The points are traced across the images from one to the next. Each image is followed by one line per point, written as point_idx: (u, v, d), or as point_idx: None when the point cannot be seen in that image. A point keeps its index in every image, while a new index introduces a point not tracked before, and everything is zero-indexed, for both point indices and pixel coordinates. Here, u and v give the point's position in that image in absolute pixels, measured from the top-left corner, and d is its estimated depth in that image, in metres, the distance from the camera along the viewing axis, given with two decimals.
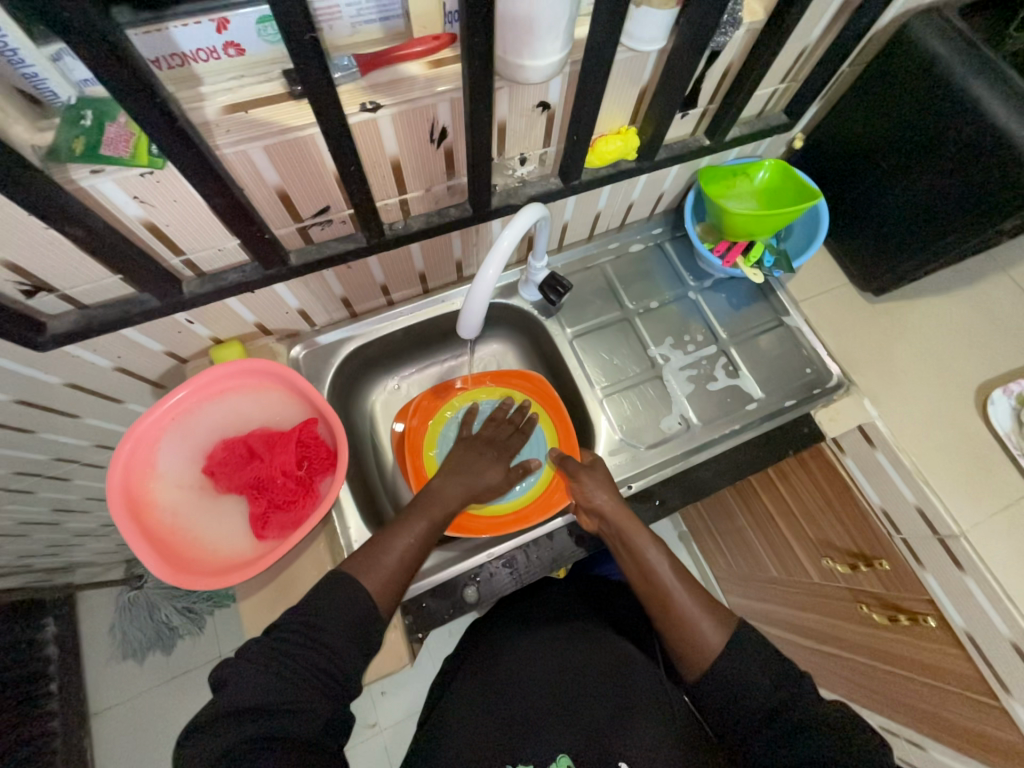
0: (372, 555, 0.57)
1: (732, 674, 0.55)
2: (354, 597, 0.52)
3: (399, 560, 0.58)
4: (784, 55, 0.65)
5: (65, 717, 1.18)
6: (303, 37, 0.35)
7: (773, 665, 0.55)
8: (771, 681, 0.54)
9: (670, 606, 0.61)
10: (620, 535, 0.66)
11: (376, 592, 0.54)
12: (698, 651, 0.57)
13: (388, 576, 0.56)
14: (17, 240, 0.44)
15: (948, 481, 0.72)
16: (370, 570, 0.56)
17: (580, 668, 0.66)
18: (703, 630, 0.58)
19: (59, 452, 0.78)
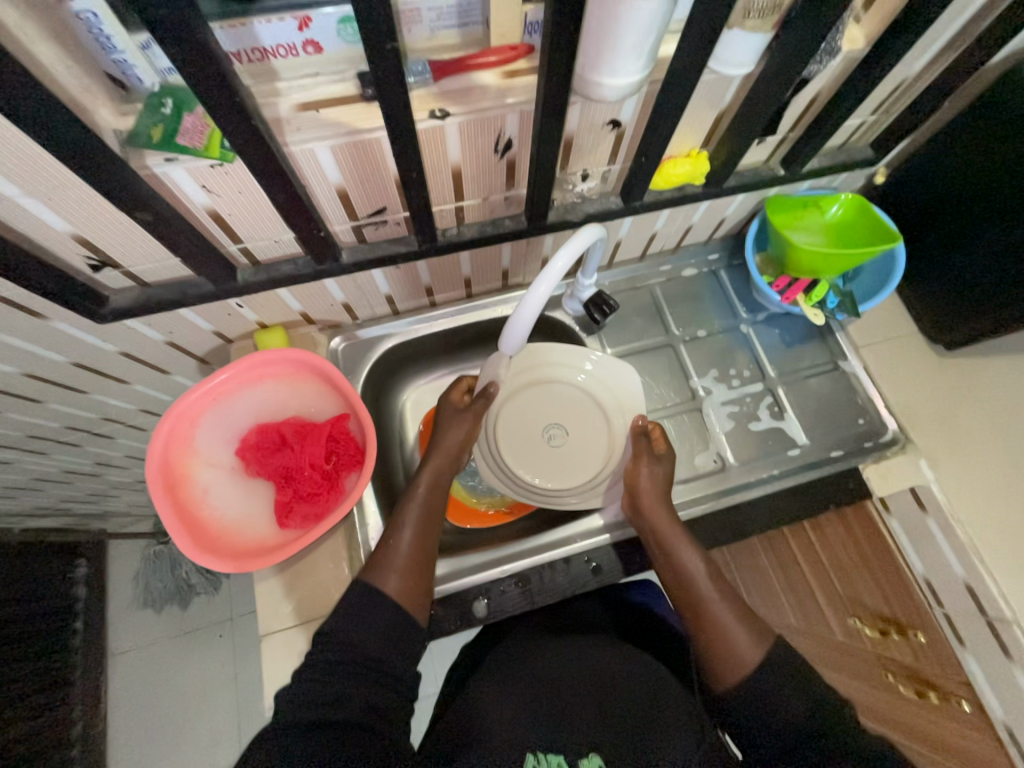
0: (387, 561, 0.58)
1: (766, 695, 0.53)
2: (378, 600, 0.54)
3: (410, 564, 0.59)
4: (880, 87, 0.60)
5: (85, 653, 1.25)
6: (384, 47, 0.35)
7: (810, 690, 0.52)
8: (807, 708, 0.51)
9: (705, 617, 0.60)
10: (655, 534, 0.66)
11: (399, 594, 0.56)
12: (730, 663, 0.56)
13: (403, 579, 0.57)
14: (90, 218, 0.46)
15: (1004, 561, 0.68)
16: (385, 574, 0.57)
17: (611, 677, 0.64)
18: (737, 643, 0.56)
19: (106, 412, 0.82)
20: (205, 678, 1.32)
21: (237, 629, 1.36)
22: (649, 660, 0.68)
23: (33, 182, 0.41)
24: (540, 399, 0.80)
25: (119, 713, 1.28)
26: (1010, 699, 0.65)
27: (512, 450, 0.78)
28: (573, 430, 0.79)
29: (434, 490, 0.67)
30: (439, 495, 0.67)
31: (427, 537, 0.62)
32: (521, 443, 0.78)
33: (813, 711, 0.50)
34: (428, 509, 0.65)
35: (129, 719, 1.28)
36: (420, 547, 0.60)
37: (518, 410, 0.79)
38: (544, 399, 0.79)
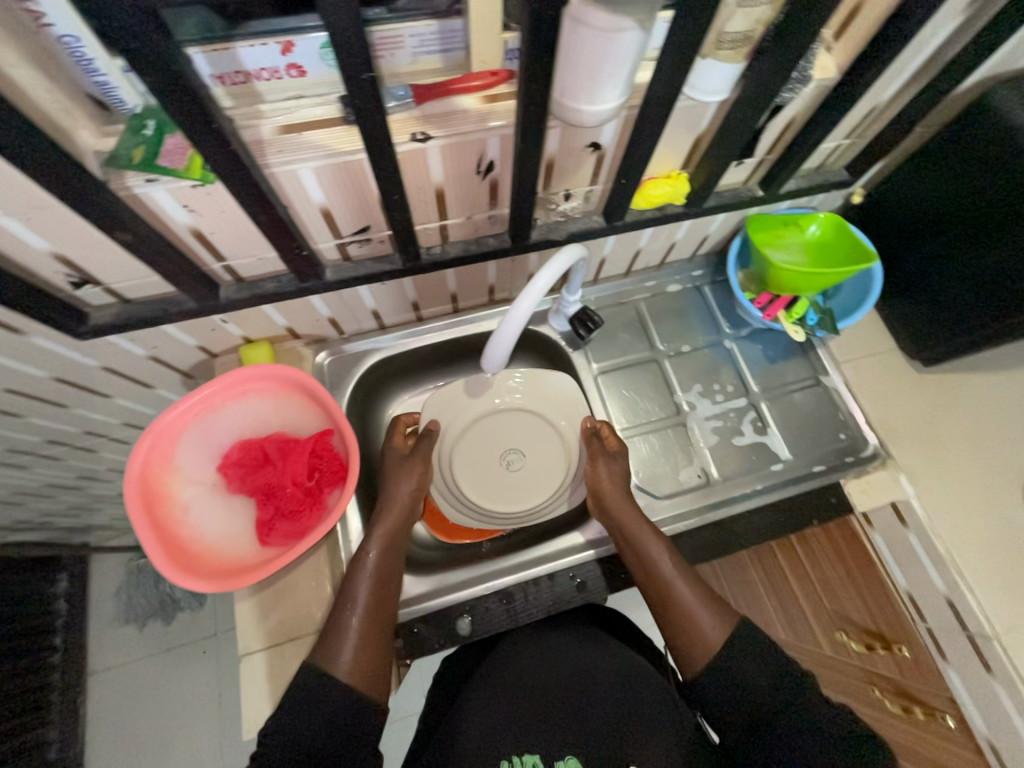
0: (335, 637, 0.55)
1: (733, 672, 0.55)
2: (327, 690, 0.52)
3: (364, 635, 0.56)
4: (853, 112, 0.62)
5: (64, 671, 1.23)
6: (361, 75, 0.35)
7: (774, 664, 0.54)
8: (771, 682, 0.53)
9: (672, 606, 0.60)
10: (620, 528, 0.66)
11: (349, 678, 0.53)
12: (698, 648, 0.57)
13: (357, 654, 0.55)
14: (68, 237, 0.46)
15: (984, 576, 0.69)
16: (334, 656, 0.54)
17: (584, 674, 0.64)
18: (704, 628, 0.58)
19: (88, 426, 0.81)
20: (188, 697, 1.29)
21: (221, 646, 1.34)
22: (623, 646, 0.69)
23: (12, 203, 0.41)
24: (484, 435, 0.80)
25: (97, 734, 1.25)
26: (990, 711, 0.65)
27: (474, 488, 0.78)
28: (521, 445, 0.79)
29: (389, 550, 0.64)
30: (396, 550, 0.64)
31: (382, 601, 0.59)
32: (485, 475, 0.78)
33: (776, 685, 0.53)
34: (382, 573, 0.61)
35: (108, 740, 1.25)
36: (373, 621, 0.58)
37: (465, 451, 0.79)
38: (489, 430, 0.80)
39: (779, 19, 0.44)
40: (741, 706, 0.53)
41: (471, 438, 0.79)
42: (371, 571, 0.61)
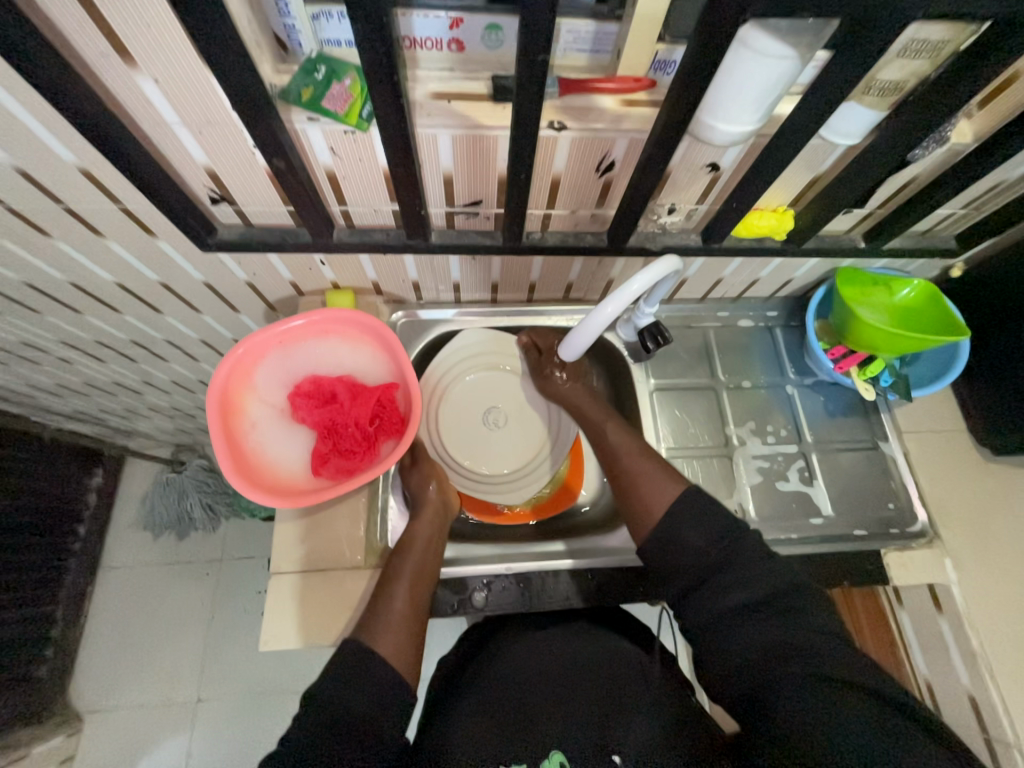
0: (381, 618, 0.57)
1: (672, 534, 0.58)
2: (367, 664, 0.52)
3: (401, 620, 0.58)
4: (978, 183, 0.61)
5: (80, 559, 1.30)
6: (536, 56, 0.38)
7: (713, 530, 0.57)
8: (705, 548, 0.56)
9: (623, 475, 0.65)
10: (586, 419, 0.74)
11: (390, 655, 0.54)
12: (642, 512, 0.61)
13: (396, 638, 0.56)
14: (225, 155, 0.51)
15: (1013, 680, 0.67)
16: (377, 636, 0.56)
17: (570, 665, 0.64)
18: (649, 492, 0.62)
19: (168, 334, 0.87)
20: (184, 612, 1.35)
21: (224, 571, 1.39)
22: (614, 639, 0.69)
23: (192, 114, 0.46)
24: (463, 421, 0.81)
25: (96, 625, 1.32)
26: None
27: (479, 462, 0.80)
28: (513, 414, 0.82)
29: (428, 543, 0.65)
30: (434, 544, 0.66)
31: (419, 590, 0.60)
32: (482, 442, 0.80)
33: (710, 545, 0.56)
34: (420, 564, 0.63)
35: (105, 634, 1.32)
36: (412, 606, 0.59)
37: (455, 412, 0.81)
38: (482, 394, 0.81)
39: (935, 76, 0.44)
40: (682, 570, 0.56)
41: (465, 401, 0.81)
42: (411, 560, 0.63)
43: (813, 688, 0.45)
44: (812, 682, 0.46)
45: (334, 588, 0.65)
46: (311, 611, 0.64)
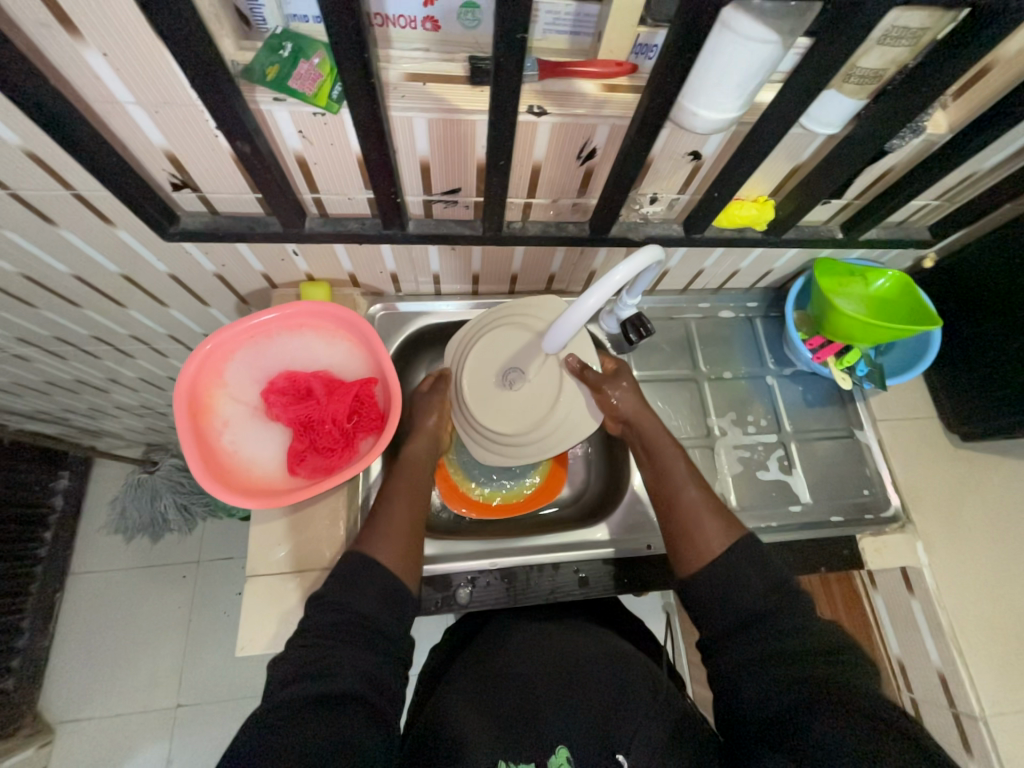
0: (382, 529, 0.59)
1: (729, 576, 0.57)
2: (375, 571, 0.54)
3: (400, 532, 0.59)
4: (951, 175, 0.62)
5: (47, 566, 1.24)
6: (514, 35, 0.36)
7: (770, 573, 0.56)
8: (762, 589, 0.55)
9: (682, 513, 0.63)
10: (640, 436, 0.70)
11: (393, 563, 0.56)
12: (696, 551, 0.60)
13: (397, 548, 0.58)
14: (186, 138, 0.48)
15: (980, 656, 0.70)
16: (380, 544, 0.57)
17: (571, 658, 0.63)
18: (707, 534, 0.60)
19: (134, 329, 0.83)
20: (160, 616, 1.31)
21: (202, 573, 1.35)
22: (610, 637, 0.68)
23: (147, 92, 0.43)
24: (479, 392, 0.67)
25: (66, 634, 1.27)
26: None
27: (508, 421, 0.66)
28: (519, 394, 0.66)
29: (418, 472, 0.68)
30: (423, 467, 0.69)
31: (417, 511, 0.62)
32: (474, 381, 0.67)
33: (768, 592, 0.55)
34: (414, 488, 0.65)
35: (76, 642, 1.27)
36: (412, 521, 0.61)
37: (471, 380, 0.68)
38: (523, 344, 0.66)
39: (913, 65, 0.44)
40: (726, 612, 0.55)
41: (504, 343, 0.67)
42: (406, 481, 0.66)
43: (844, 724, 0.43)
44: (841, 715, 0.44)
45: (311, 588, 0.63)
46: (290, 613, 0.62)
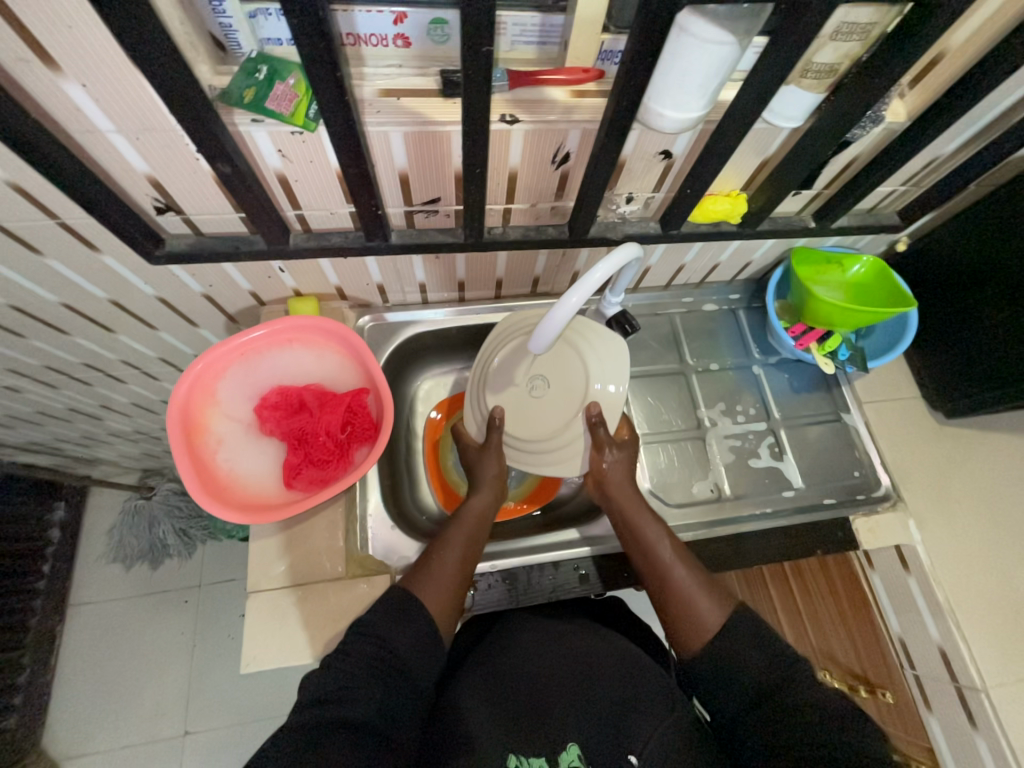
0: (430, 573, 0.59)
1: (726, 657, 0.55)
2: (416, 614, 0.55)
3: (448, 578, 0.60)
4: (914, 160, 0.64)
5: (46, 598, 1.23)
6: (480, 49, 0.38)
7: (772, 646, 0.55)
8: (766, 663, 0.54)
9: (674, 594, 0.60)
10: (621, 513, 0.67)
11: (435, 611, 0.56)
12: (694, 630, 0.58)
13: (441, 595, 0.58)
14: (167, 162, 0.49)
15: (977, 627, 0.71)
16: (424, 586, 0.58)
17: (581, 654, 0.64)
18: (702, 614, 0.58)
19: (124, 354, 0.83)
20: (164, 643, 1.29)
21: (204, 596, 1.34)
22: (621, 639, 0.68)
23: (128, 120, 0.44)
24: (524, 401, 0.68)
25: (68, 667, 1.25)
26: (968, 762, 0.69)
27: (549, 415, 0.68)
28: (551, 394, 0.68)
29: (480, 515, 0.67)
30: (487, 515, 0.68)
31: (469, 558, 0.62)
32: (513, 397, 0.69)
33: (770, 668, 0.53)
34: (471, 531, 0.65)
35: (78, 674, 1.25)
36: (461, 570, 0.61)
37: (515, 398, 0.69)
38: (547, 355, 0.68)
39: (865, 57, 0.46)
40: (734, 692, 0.53)
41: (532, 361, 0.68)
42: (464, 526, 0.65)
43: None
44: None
45: (312, 600, 0.63)
46: (293, 626, 0.62)
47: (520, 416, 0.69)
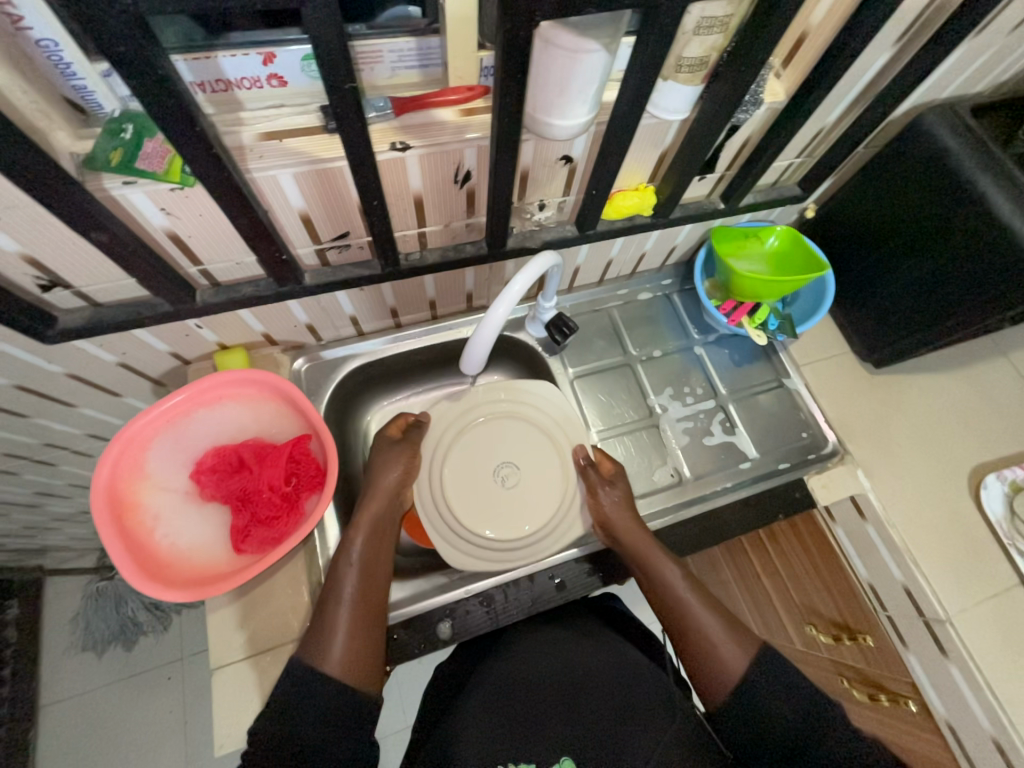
0: (325, 628, 0.56)
1: (757, 702, 0.55)
2: (315, 683, 0.52)
3: (351, 625, 0.57)
4: (802, 133, 0.67)
5: (11, 705, 1.14)
6: (343, 86, 0.37)
7: (797, 689, 0.54)
8: (792, 709, 0.53)
9: (692, 634, 0.61)
10: (635, 556, 0.67)
11: (340, 670, 0.54)
12: (718, 674, 0.57)
13: (346, 645, 0.55)
14: (41, 238, 0.46)
15: (933, 561, 0.75)
16: (321, 646, 0.55)
17: (575, 666, 0.64)
18: (723, 655, 0.58)
19: (48, 437, 0.78)
20: (149, 728, 1.21)
21: (186, 671, 1.27)
22: (621, 645, 0.69)
23: None
24: (488, 498, 0.74)
25: None
26: (951, 699, 0.71)
27: (509, 504, 0.74)
28: (506, 485, 0.75)
29: (372, 535, 0.65)
30: (383, 531, 0.67)
31: (369, 591, 0.60)
32: (480, 499, 0.74)
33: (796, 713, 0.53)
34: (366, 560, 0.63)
35: None
36: (361, 606, 0.58)
37: (484, 500, 0.74)
38: (488, 450, 0.77)
39: (731, 46, 0.48)
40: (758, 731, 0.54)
41: (478, 456, 0.76)
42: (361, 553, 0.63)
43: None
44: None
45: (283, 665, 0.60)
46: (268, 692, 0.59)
47: (508, 510, 0.73)
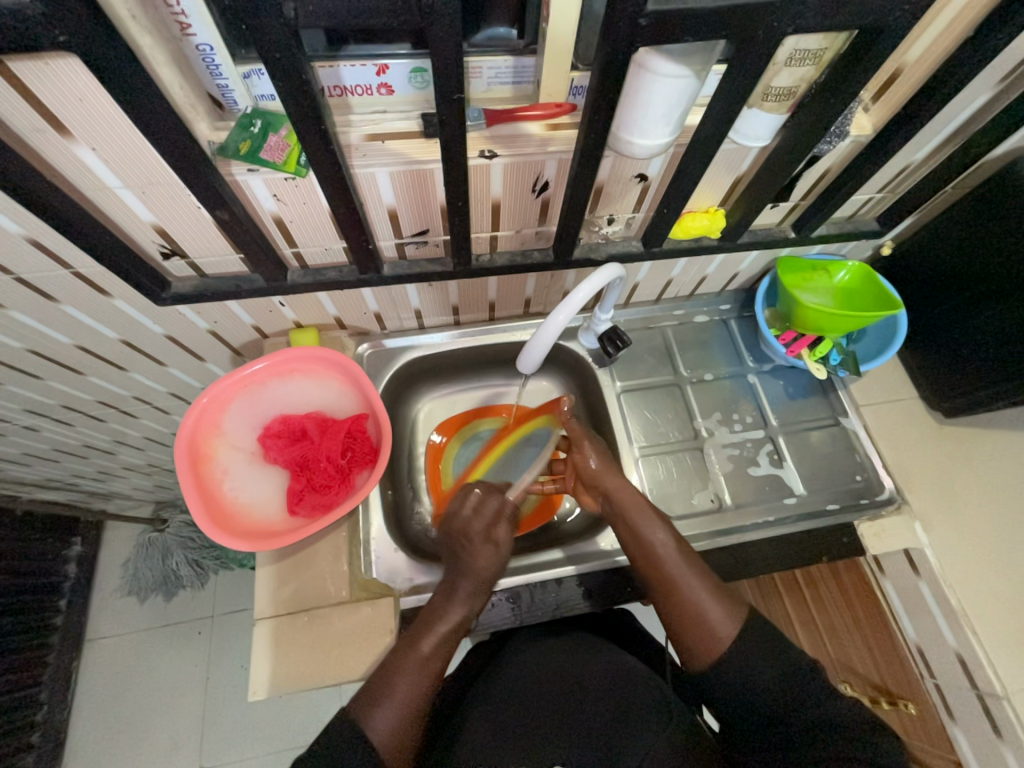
0: (374, 695, 0.52)
1: (741, 668, 0.53)
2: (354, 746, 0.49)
3: (400, 699, 0.52)
4: (886, 169, 0.66)
5: (64, 632, 1.24)
6: (451, 96, 0.41)
7: (780, 656, 0.53)
8: (776, 679, 0.52)
9: (679, 598, 0.58)
10: (621, 514, 0.66)
11: (382, 745, 0.50)
12: (706, 642, 0.55)
13: (392, 721, 0.51)
14: (171, 211, 0.52)
15: (995, 632, 0.69)
16: (367, 717, 0.51)
17: (573, 674, 0.63)
18: (710, 617, 0.56)
19: (136, 390, 0.87)
20: (177, 676, 1.29)
21: (217, 628, 1.34)
22: (620, 652, 0.68)
23: (134, 177, 0.47)
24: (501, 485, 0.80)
25: (85, 701, 1.26)
26: None
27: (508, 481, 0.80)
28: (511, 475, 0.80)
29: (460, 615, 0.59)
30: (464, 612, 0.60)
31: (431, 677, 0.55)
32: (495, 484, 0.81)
33: (779, 682, 0.52)
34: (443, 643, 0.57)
35: (95, 711, 1.25)
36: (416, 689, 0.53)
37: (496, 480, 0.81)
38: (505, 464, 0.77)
39: (821, 79, 0.48)
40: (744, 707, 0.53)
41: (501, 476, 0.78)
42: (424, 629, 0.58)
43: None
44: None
45: (306, 630, 0.63)
46: (291, 654, 0.62)
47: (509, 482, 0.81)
